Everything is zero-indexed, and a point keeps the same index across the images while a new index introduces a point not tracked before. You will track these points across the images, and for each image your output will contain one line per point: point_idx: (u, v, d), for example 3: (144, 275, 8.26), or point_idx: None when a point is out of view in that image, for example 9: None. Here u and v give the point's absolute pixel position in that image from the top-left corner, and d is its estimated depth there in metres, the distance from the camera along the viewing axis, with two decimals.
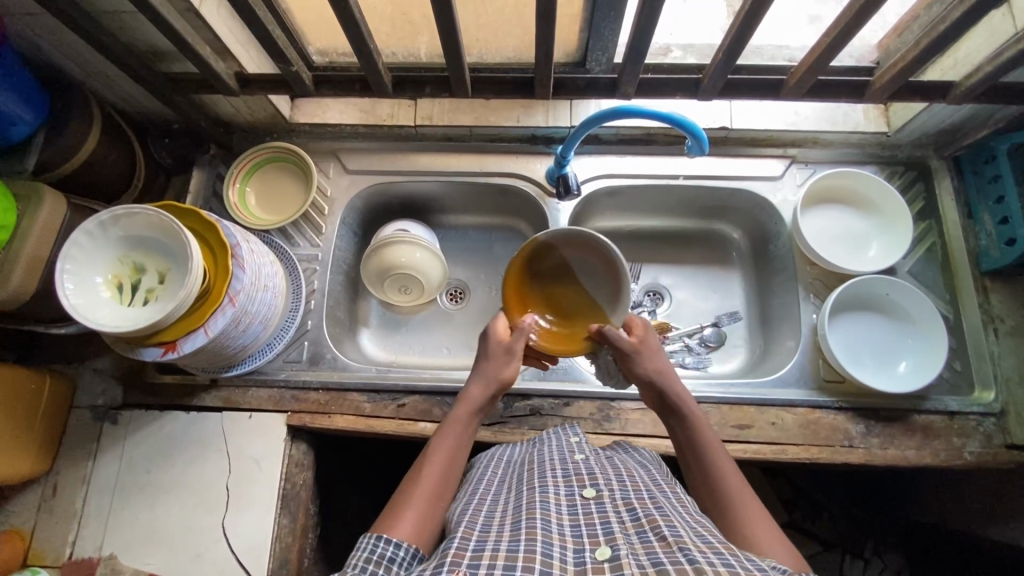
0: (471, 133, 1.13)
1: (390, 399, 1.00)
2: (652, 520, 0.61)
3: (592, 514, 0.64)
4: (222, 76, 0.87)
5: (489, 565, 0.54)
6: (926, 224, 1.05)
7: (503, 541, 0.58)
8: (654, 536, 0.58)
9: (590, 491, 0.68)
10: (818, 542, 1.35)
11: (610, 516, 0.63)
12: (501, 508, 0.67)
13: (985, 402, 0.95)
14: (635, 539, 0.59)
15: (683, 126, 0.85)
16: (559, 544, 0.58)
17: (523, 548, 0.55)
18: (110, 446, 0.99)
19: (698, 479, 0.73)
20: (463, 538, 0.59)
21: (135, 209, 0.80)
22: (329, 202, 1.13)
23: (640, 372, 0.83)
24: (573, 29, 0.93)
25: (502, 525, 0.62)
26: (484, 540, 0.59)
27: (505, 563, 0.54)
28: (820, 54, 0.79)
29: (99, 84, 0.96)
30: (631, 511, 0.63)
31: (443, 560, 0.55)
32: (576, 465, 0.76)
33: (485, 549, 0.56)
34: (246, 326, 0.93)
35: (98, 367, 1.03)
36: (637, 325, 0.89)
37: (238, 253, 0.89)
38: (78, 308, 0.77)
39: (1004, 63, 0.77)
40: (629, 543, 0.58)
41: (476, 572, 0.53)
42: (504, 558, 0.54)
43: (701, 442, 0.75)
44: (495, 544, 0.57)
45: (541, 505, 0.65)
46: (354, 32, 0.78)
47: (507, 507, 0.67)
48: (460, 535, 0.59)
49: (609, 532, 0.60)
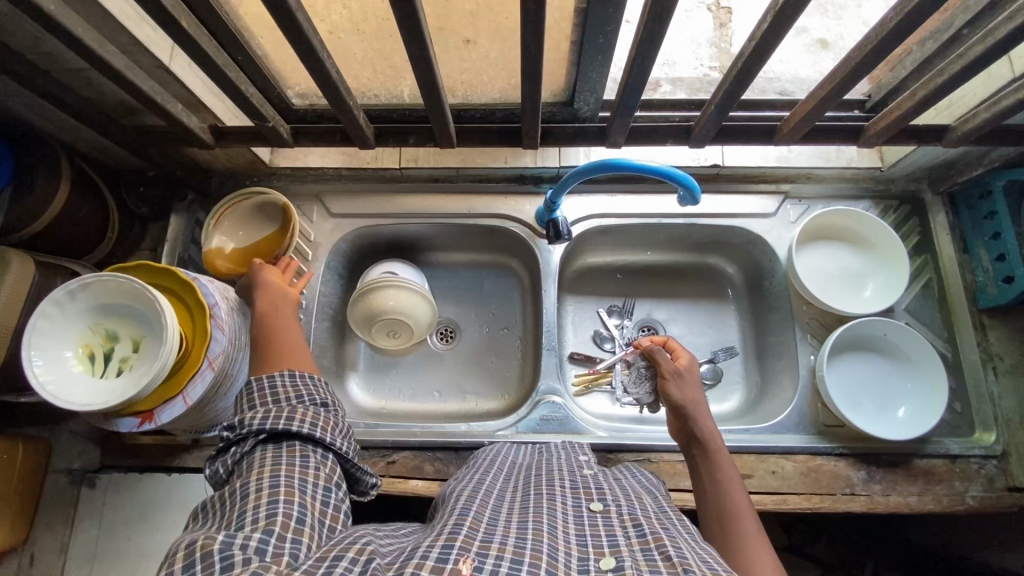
0: (458, 174, 1.11)
1: (380, 455, 0.97)
2: (658, 538, 0.58)
3: (597, 527, 0.62)
4: (196, 132, 0.83)
5: (498, 556, 0.54)
6: (922, 259, 1.03)
7: (509, 536, 0.58)
8: (659, 555, 0.56)
9: (597, 505, 0.66)
10: (818, 564, 1.28)
11: (615, 530, 0.61)
12: (508, 507, 0.65)
13: (986, 444, 0.94)
14: (640, 556, 0.56)
15: (673, 178, 0.84)
16: (563, 551, 0.57)
17: (529, 547, 0.55)
18: (88, 513, 0.96)
19: (710, 513, 0.70)
20: (470, 527, 0.58)
21: (107, 276, 0.77)
22: (313, 246, 1.09)
23: (672, 395, 0.83)
24: (560, 71, 0.88)
25: (508, 521, 0.61)
26: (490, 533, 0.58)
27: (513, 556, 0.54)
28: (813, 105, 0.77)
29: (68, 136, 0.92)
30: (637, 526, 0.61)
31: (450, 542, 0.55)
32: (586, 479, 0.74)
33: (494, 541, 0.56)
34: (227, 389, 0.89)
35: (74, 429, 0.99)
36: (683, 356, 0.89)
37: (216, 313, 0.86)
38: (47, 386, 0.73)
39: (1000, 112, 0.75)
40: (634, 559, 0.55)
41: (484, 561, 0.53)
42: (512, 552, 0.54)
43: (722, 479, 0.73)
44: (502, 537, 0.57)
45: (548, 512, 0.63)
46: (332, 89, 0.75)
47: (514, 505, 0.66)
48: (467, 523, 0.59)
49: (614, 545, 0.58)
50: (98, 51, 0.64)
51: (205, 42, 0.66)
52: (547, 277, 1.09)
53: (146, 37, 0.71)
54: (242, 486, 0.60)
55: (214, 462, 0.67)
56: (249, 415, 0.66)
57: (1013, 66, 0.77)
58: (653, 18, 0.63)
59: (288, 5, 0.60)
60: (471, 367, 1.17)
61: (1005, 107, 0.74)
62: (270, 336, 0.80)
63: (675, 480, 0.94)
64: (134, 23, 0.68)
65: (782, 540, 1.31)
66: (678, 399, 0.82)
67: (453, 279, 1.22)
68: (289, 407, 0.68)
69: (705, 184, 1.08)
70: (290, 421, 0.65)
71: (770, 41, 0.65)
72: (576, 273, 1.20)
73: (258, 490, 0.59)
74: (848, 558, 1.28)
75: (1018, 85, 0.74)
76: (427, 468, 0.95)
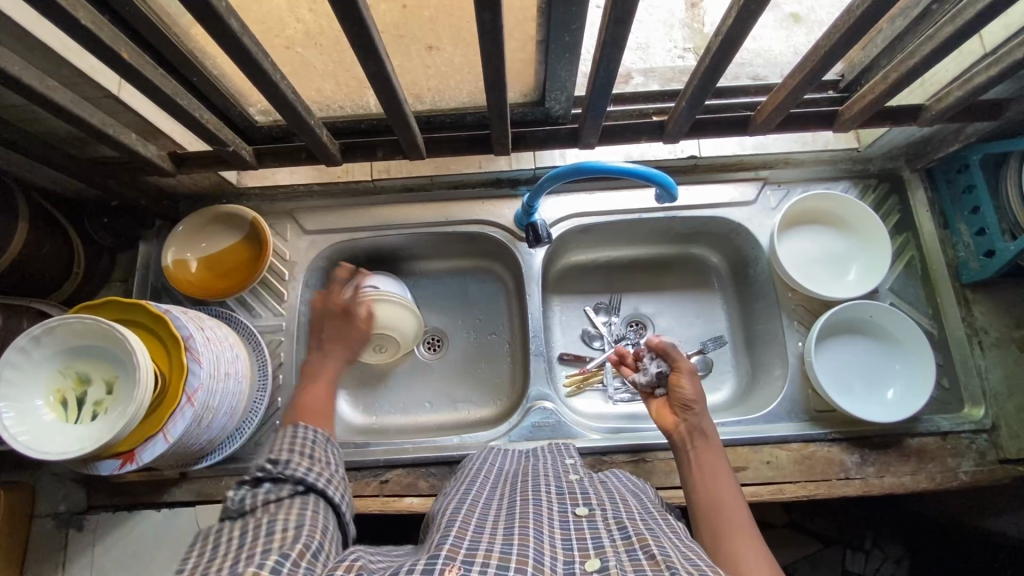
0: (433, 181, 1.08)
1: (373, 475, 0.95)
2: (642, 539, 0.58)
3: (583, 530, 0.61)
4: (154, 160, 0.81)
5: (484, 564, 0.52)
6: (903, 237, 1.04)
7: (496, 543, 0.56)
8: (644, 555, 0.55)
9: (582, 510, 0.65)
10: (817, 539, 1.29)
11: (600, 532, 0.60)
12: (494, 515, 0.64)
13: (976, 419, 0.94)
14: (625, 557, 0.55)
15: (649, 177, 0.82)
16: (549, 555, 0.56)
17: (515, 552, 0.54)
18: (79, 555, 0.93)
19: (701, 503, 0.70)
20: (457, 537, 0.57)
21: (71, 318, 0.74)
22: (289, 265, 1.06)
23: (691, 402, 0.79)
24: (527, 73, 0.86)
25: (495, 529, 0.60)
26: (478, 541, 0.57)
27: (499, 563, 0.53)
28: (785, 96, 0.76)
29: (23, 172, 0.88)
30: (622, 530, 0.60)
31: (436, 552, 0.54)
32: (571, 484, 0.73)
33: (481, 549, 0.55)
34: (211, 422, 0.86)
35: (57, 470, 0.96)
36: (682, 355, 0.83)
37: (191, 346, 0.83)
38: (19, 437, 0.71)
39: (974, 89, 0.74)
40: (618, 559, 0.55)
41: (471, 569, 0.52)
42: (498, 559, 0.53)
43: (717, 474, 0.72)
44: (488, 545, 0.56)
45: (535, 516, 0.62)
46: (291, 110, 0.72)
47: (501, 514, 0.64)
48: (454, 534, 0.57)
49: (598, 546, 0.57)
50: (38, 88, 0.61)
51: (151, 72, 0.63)
52: (531, 281, 1.07)
53: (91, 68, 0.68)
54: (264, 527, 0.57)
55: (238, 490, 0.62)
56: (293, 460, 0.66)
57: (984, 42, 0.76)
58: (614, 20, 0.61)
59: (233, 29, 0.57)
60: (460, 375, 1.15)
61: (977, 84, 0.73)
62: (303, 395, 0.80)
63: (671, 478, 0.93)
64: (76, 55, 0.65)
65: (782, 518, 1.32)
66: (688, 396, 0.79)
67: (437, 286, 1.20)
68: (324, 465, 0.68)
69: (683, 176, 1.07)
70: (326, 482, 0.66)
71: (738, 32, 0.63)
72: (560, 272, 1.19)
73: (276, 536, 0.56)
74: (849, 532, 1.29)
75: (989, 62, 0.73)
76: (421, 484, 0.94)
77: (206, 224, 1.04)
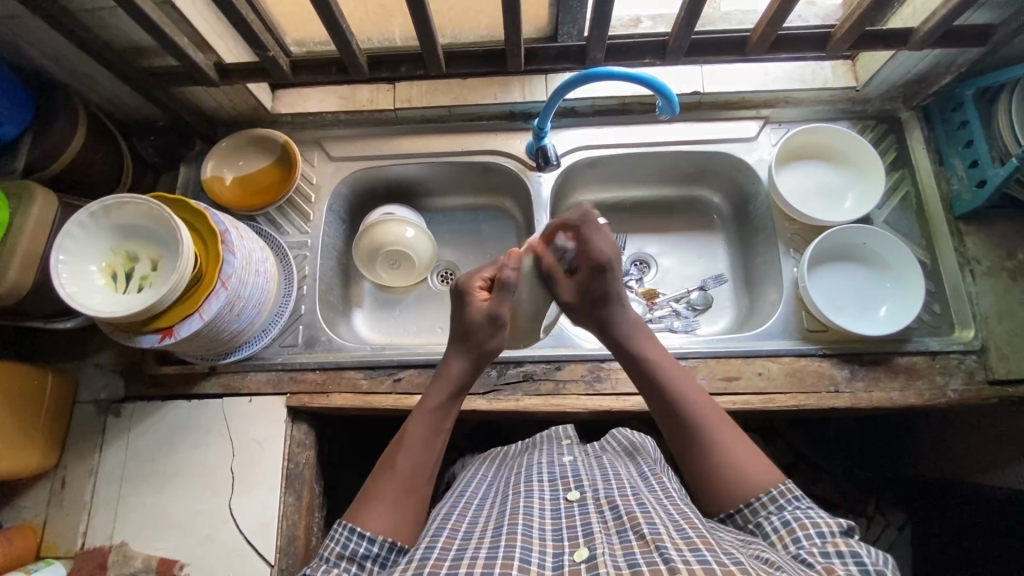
0: (450, 113, 1.15)
1: (387, 374, 1.03)
2: (632, 517, 0.60)
3: (573, 516, 0.63)
4: (202, 67, 0.90)
5: (467, 573, 0.53)
6: (899, 174, 1.08)
7: (481, 548, 0.58)
8: (633, 535, 0.57)
9: (574, 494, 0.68)
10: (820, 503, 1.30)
11: (591, 517, 0.62)
12: (486, 516, 0.66)
13: (966, 340, 0.98)
14: (615, 540, 0.57)
15: (653, 86, 0.89)
16: (538, 550, 0.57)
17: (501, 556, 0.55)
18: (116, 437, 1.00)
19: (669, 431, 0.73)
20: (443, 547, 0.59)
21: (125, 198, 0.82)
22: (315, 188, 1.14)
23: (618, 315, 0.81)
24: (542, 2, 0.95)
25: (484, 531, 0.62)
26: (462, 550, 0.58)
27: (483, 570, 0.53)
28: (777, 10, 0.83)
29: (84, 85, 0.98)
30: (613, 509, 0.62)
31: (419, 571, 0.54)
32: (563, 468, 0.76)
33: (464, 558, 0.56)
34: (240, 311, 0.94)
35: (99, 362, 1.05)
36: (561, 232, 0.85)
37: (228, 238, 0.89)
38: (74, 296, 0.79)
39: (956, 5, 0.81)
40: (608, 544, 0.57)
41: None
42: (481, 567, 0.54)
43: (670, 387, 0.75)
44: (473, 553, 0.57)
45: (524, 510, 0.64)
46: (327, 12, 0.81)
47: (492, 514, 0.66)
48: (439, 546, 0.59)
49: (589, 534, 0.59)
50: None
51: None
52: (540, 208, 1.12)
53: None
54: None
55: None
56: (329, 548, 0.64)
57: None
58: None
59: None
60: None
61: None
62: (410, 463, 0.71)
63: None
64: None
65: None
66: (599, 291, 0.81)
67: (452, 222, 1.27)
68: (356, 551, 0.63)
69: (689, 112, 1.12)
70: (368, 545, 0.64)
71: None
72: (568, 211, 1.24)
73: None
74: (851, 496, 1.30)
75: None
76: None
77: (243, 145, 1.13)
